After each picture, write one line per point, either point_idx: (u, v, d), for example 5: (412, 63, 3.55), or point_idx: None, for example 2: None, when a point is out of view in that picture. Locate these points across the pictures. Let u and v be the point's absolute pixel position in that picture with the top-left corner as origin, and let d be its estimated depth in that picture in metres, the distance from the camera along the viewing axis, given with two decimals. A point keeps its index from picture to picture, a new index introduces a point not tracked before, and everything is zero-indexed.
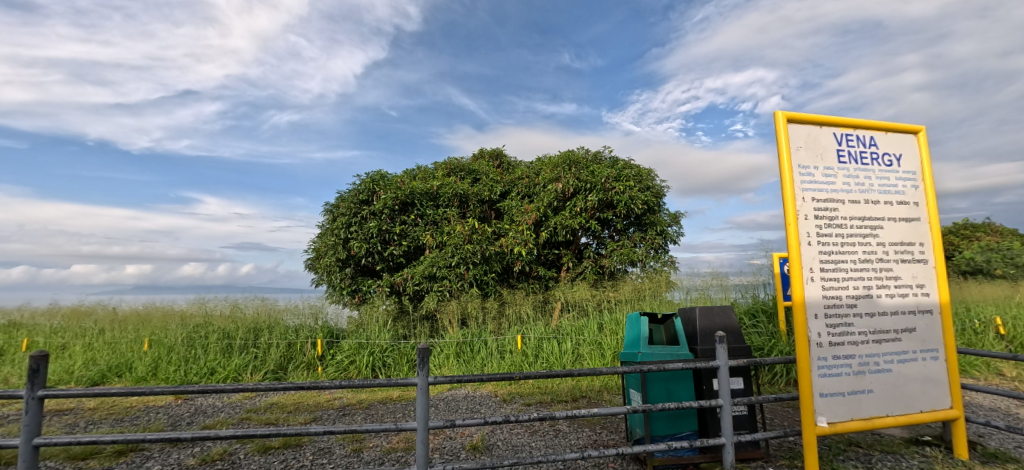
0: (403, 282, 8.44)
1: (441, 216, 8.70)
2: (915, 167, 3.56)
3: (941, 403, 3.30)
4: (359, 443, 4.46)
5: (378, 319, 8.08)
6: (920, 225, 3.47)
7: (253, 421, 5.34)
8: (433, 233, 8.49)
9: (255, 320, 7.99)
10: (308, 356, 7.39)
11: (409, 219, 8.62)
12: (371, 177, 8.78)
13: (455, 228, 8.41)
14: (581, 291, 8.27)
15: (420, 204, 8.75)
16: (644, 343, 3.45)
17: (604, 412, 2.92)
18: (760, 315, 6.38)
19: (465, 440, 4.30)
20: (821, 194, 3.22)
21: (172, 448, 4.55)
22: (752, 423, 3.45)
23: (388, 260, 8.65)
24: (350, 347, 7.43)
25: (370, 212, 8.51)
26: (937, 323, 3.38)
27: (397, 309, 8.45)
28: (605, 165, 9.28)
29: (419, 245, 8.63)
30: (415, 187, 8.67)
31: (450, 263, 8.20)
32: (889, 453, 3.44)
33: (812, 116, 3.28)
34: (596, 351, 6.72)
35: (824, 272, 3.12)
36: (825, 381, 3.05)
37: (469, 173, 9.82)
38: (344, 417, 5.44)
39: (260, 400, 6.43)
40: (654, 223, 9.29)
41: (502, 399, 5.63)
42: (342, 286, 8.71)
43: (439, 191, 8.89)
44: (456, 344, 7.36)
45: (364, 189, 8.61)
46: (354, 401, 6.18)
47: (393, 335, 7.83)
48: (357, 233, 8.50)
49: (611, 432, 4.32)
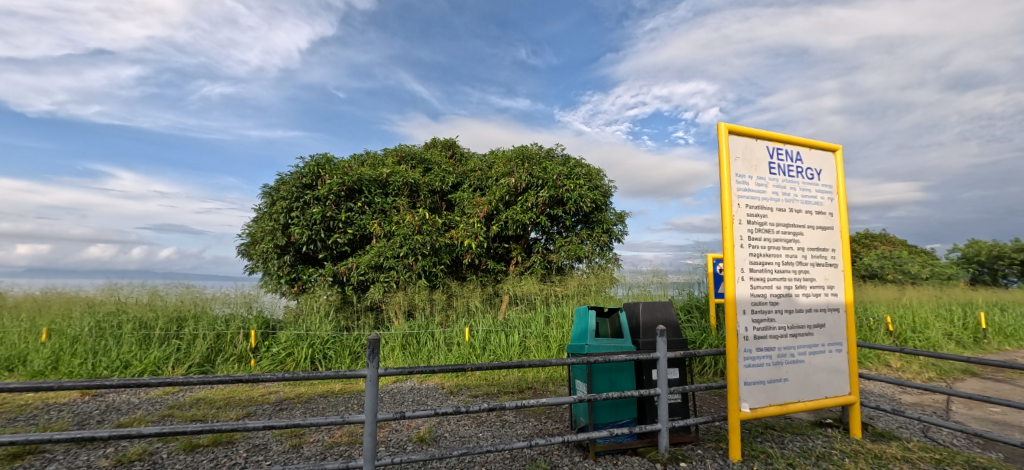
0: (347, 272, 8.23)
1: (390, 205, 8.57)
2: (832, 181, 4.02)
3: (842, 390, 3.78)
4: (299, 439, 4.40)
5: (318, 310, 7.78)
6: (833, 233, 3.93)
7: (176, 418, 5.08)
8: (380, 222, 8.34)
9: (178, 308, 7.53)
10: (240, 348, 7.07)
11: (355, 206, 8.41)
12: (316, 161, 8.47)
13: (405, 218, 8.31)
14: (529, 285, 8.40)
15: (368, 191, 8.56)
16: (592, 336, 3.66)
17: (551, 401, 3.07)
18: (694, 311, 6.90)
19: (412, 432, 4.37)
20: (754, 202, 3.57)
21: (80, 449, 4.25)
22: (684, 410, 3.77)
23: (331, 248, 8.43)
24: (288, 339, 7.17)
25: (313, 198, 8.20)
26: (842, 320, 3.86)
27: (341, 300, 8.19)
28: (557, 163, 9.55)
29: (365, 234, 8.48)
30: (363, 174, 8.44)
31: (398, 253, 8.11)
32: (798, 433, 3.87)
33: (750, 129, 3.63)
34: (542, 343, 6.94)
35: (752, 272, 3.48)
36: (750, 371, 3.41)
37: (420, 162, 9.72)
38: (280, 412, 5.31)
39: (184, 395, 6.13)
40: (601, 221, 9.72)
41: (449, 391, 5.71)
42: (280, 274, 8.36)
43: (389, 179, 8.73)
44: (402, 336, 7.32)
45: (308, 173, 8.32)
46: (292, 395, 6.04)
47: (335, 326, 7.63)
48: (298, 219, 8.18)
49: (556, 421, 4.54)
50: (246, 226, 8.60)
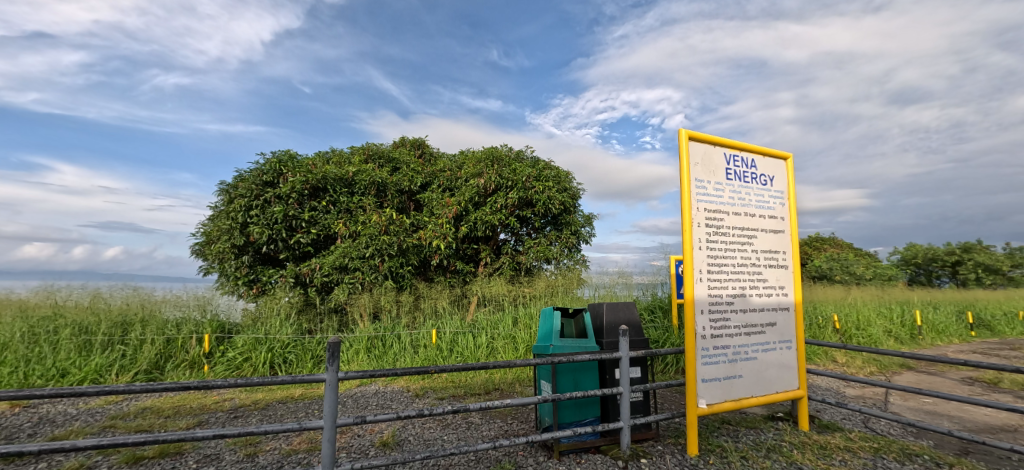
0: (310, 273, 8.04)
1: (356, 204, 8.43)
2: (784, 187, 4.25)
3: (792, 385, 3.99)
4: (255, 447, 4.29)
5: (278, 312, 7.58)
6: (784, 236, 4.15)
7: (119, 429, 4.84)
8: (346, 222, 8.21)
9: (124, 312, 7.18)
10: (192, 354, 6.79)
11: (319, 205, 8.24)
12: (278, 158, 8.20)
13: (371, 218, 8.17)
14: (498, 286, 8.43)
15: (333, 189, 8.41)
16: (556, 336, 3.73)
17: (515, 402, 3.11)
18: (657, 311, 7.10)
19: (375, 436, 4.34)
20: (711, 206, 3.73)
21: (9, 465, 4.00)
22: (646, 408, 3.89)
23: (293, 249, 8.23)
24: (245, 343, 6.93)
25: (274, 196, 7.96)
26: (792, 319, 4.07)
27: (303, 302, 7.99)
28: (526, 164, 9.63)
29: (329, 234, 8.33)
30: (328, 172, 8.27)
31: (363, 254, 7.98)
32: (751, 427, 4.05)
33: (709, 137, 3.79)
34: (510, 344, 6.99)
35: (710, 274, 3.63)
36: (707, 368, 3.56)
37: (389, 161, 9.61)
38: (235, 420, 5.16)
39: (128, 405, 5.84)
40: (569, 223, 9.88)
41: (414, 394, 5.68)
42: (237, 275, 8.09)
43: (355, 178, 8.60)
44: (367, 339, 7.19)
45: (269, 170, 8.04)
46: (248, 402, 5.86)
47: (297, 329, 7.45)
48: (258, 217, 7.91)
49: (522, 421, 4.60)
50: (201, 224, 8.27)
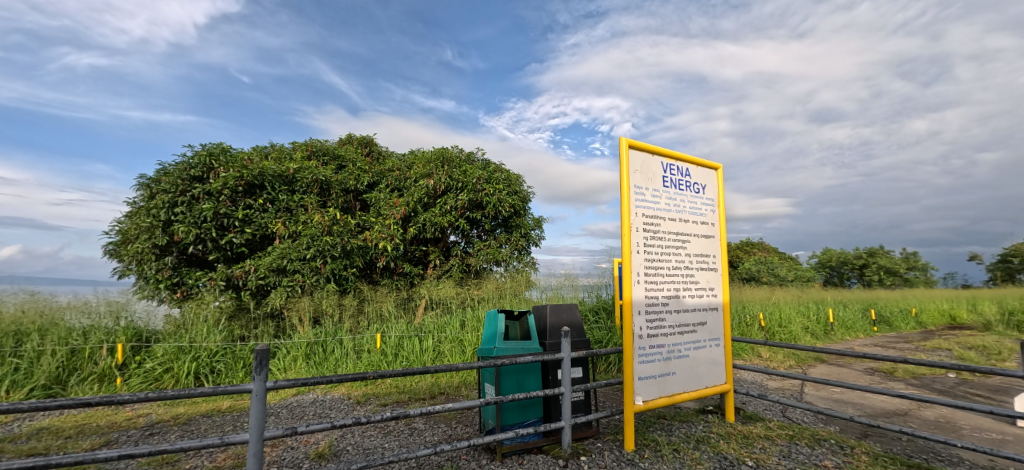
0: (244, 276, 7.63)
1: (296, 204, 8.16)
2: (715, 195, 4.55)
3: (720, 380, 4.27)
4: (173, 466, 4.06)
5: (205, 319, 7.07)
6: (715, 241, 4.44)
7: (9, 453, 4.35)
8: (285, 222, 7.90)
9: (17, 321, 6.36)
10: (101, 366, 6.16)
11: (255, 203, 7.84)
12: (208, 150, 7.65)
13: (312, 218, 7.96)
14: (446, 289, 8.39)
15: (271, 187, 8.04)
16: (500, 339, 3.79)
17: (458, 406, 3.14)
18: (601, 312, 7.35)
19: (310, 448, 4.22)
20: (649, 212, 3.94)
21: None
22: (587, 406, 4.03)
23: (224, 249, 7.74)
24: (165, 352, 6.39)
25: (203, 192, 7.43)
26: (721, 318, 4.36)
27: (235, 306, 7.56)
28: (477, 166, 9.66)
29: (266, 234, 7.94)
30: (266, 168, 7.89)
31: (304, 256, 7.70)
32: (684, 421, 4.30)
33: (647, 146, 3.99)
34: (457, 347, 7.00)
35: (647, 277, 3.83)
36: (643, 366, 3.75)
37: (334, 158, 9.33)
38: (151, 437, 4.82)
39: (23, 425, 5.28)
40: (519, 226, 10.02)
41: (355, 401, 5.54)
42: (157, 279, 7.47)
43: (296, 175, 8.31)
44: (307, 344, 6.91)
45: (198, 164, 7.52)
46: (167, 417, 5.51)
47: (226, 336, 7.00)
48: (184, 215, 7.37)
49: (466, 425, 4.63)
50: (115, 222, 7.48)
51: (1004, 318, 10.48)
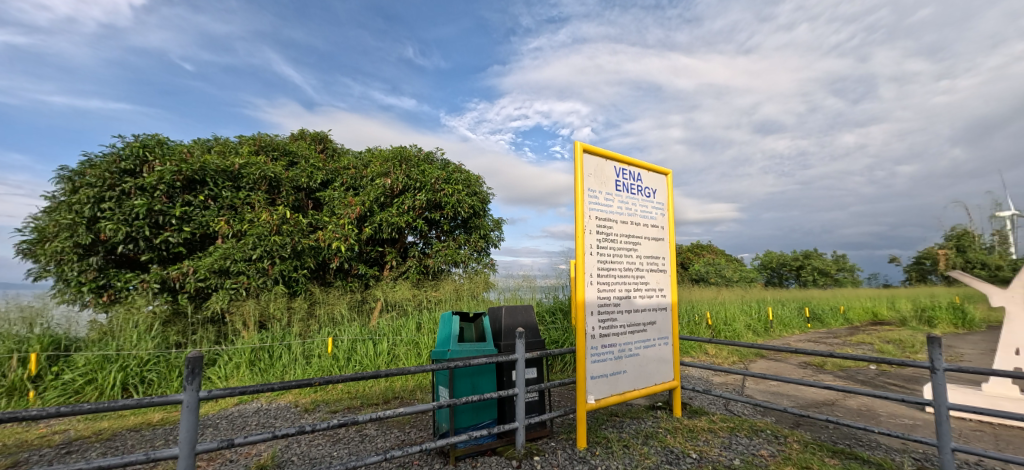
0: (181, 278, 7.06)
1: (241, 201, 7.68)
2: (665, 200, 4.73)
3: (668, 377, 4.45)
4: None
5: (136, 324, 6.45)
6: (664, 244, 4.63)
7: None
8: (229, 221, 7.41)
9: None
10: (11, 378, 5.50)
11: (196, 200, 7.25)
12: (141, 141, 7.05)
13: (259, 216, 7.56)
14: (402, 291, 8.28)
15: (214, 183, 7.49)
16: (455, 341, 3.80)
17: (410, 411, 3.11)
18: (558, 313, 7.47)
19: (251, 461, 4.07)
20: (602, 215, 4.06)
21: None
22: (541, 406, 4.10)
23: (159, 249, 7.11)
24: (88, 361, 5.79)
25: (136, 187, 6.77)
26: (669, 318, 4.54)
27: (171, 311, 6.96)
28: (436, 166, 9.60)
29: (207, 233, 7.40)
30: (208, 162, 7.32)
31: (249, 256, 7.28)
32: (635, 417, 4.45)
33: (601, 151, 4.12)
34: (413, 350, 6.94)
35: (599, 278, 3.94)
36: (595, 366, 3.86)
37: (285, 154, 9.01)
38: (68, 456, 4.47)
39: None
40: (479, 227, 10.04)
41: (303, 409, 5.35)
42: (79, 281, 6.75)
43: (242, 171, 7.80)
44: (251, 350, 6.55)
45: (129, 156, 6.88)
46: (87, 433, 5.11)
47: (160, 343, 6.41)
48: (112, 212, 6.65)
49: (420, 429, 4.60)
50: (31, 217, 6.71)
51: (917, 315, 11.93)
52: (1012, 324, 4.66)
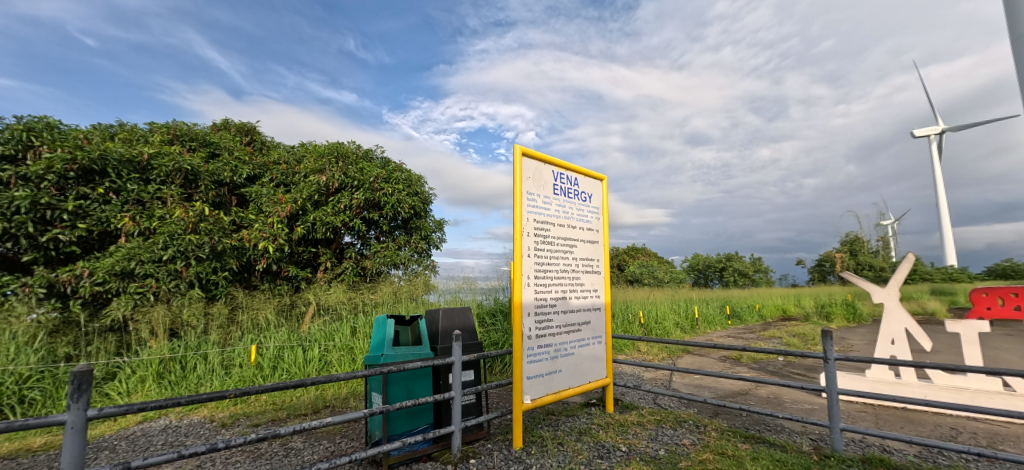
0: (74, 281, 6.09)
1: (151, 195, 6.84)
2: (600, 204, 4.91)
3: (601, 374, 4.61)
4: None
5: (14, 335, 5.57)
6: (599, 246, 4.80)
7: None
8: (136, 217, 6.58)
9: None
10: None
11: (94, 192, 6.33)
12: (27, 124, 6.14)
13: (173, 213, 6.80)
14: (336, 295, 7.98)
15: (117, 174, 6.58)
16: (389, 345, 3.73)
17: (338, 420, 3.02)
18: (498, 315, 7.51)
19: None
20: (540, 218, 4.14)
21: None
22: (478, 408, 4.12)
23: (46, 248, 6.10)
24: None
25: (17, 177, 5.81)
26: (603, 318, 4.72)
27: (60, 320, 6.06)
28: (375, 165, 9.35)
29: (109, 231, 6.48)
30: (110, 150, 6.40)
31: (159, 257, 6.50)
32: (570, 415, 4.57)
33: (540, 155, 4.20)
34: (347, 356, 6.71)
35: (536, 280, 4.02)
36: (531, 366, 3.93)
37: (204, 145, 8.20)
38: None
39: None
40: (419, 228, 9.91)
41: (220, 424, 4.97)
42: None
43: (152, 162, 6.96)
44: (159, 362, 6.01)
45: (10, 140, 5.93)
46: None
47: (44, 357, 5.65)
48: None
49: (351, 439, 4.46)
50: None
51: (818, 311, 13.28)
52: (888, 317, 5.23)
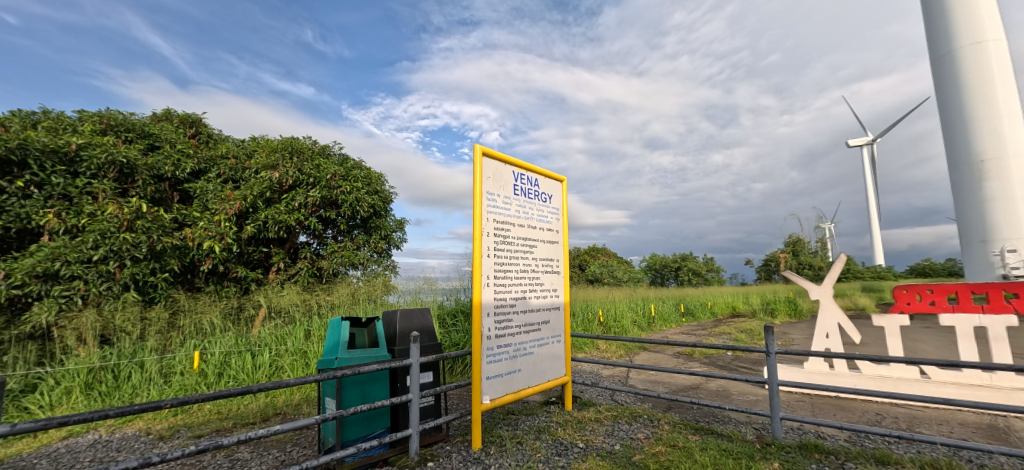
0: None
1: (80, 189, 6.34)
2: (560, 205, 4.96)
3: (560, 373, 4.66)
4: None
5: None
6: (559, 247, 4.85)
7: None
8: (62, 213, 6.10)
9: None
10: None
11: (11, 187, 5.83)
12: None
13: (104, 209, 6.30)
14: (289, 296, 7.68)
15: (40, 166, 6.10)
16: (343, 348, 3.63)
17: (288, 427, 2.91)
18: (459, 315, 7.45)
19: None
20: (499, 218, 4.14)
21: None
22: (436, 410, 4.07)
23: None
24: None
25: None
26: (562, 317, 4.77)
27: None
28: (333, 162, 9.07)
29: (30, 228, 6.02)
30: (30, 138, 5.94)
31: (89, 257, 6.06)
32: (530, 413, 4.60)
33: (500, 155, 4.20)
34: (299, 360, 6.50)
35: (496, 280, 4.02)
36: (491, 366, 3.92)
37: (142, 136, 7.61)
38: None
39: None
40: (379, 227, 9.71)
41: (158, 436, 4.69)
42: None
43: (81, 153, 6.43)
44: (88, 371, 5.63)
45: None
46: None
47: None
48: None
49: (303, 447, 4.31)
50: None
51: (765, 308, 13.95)
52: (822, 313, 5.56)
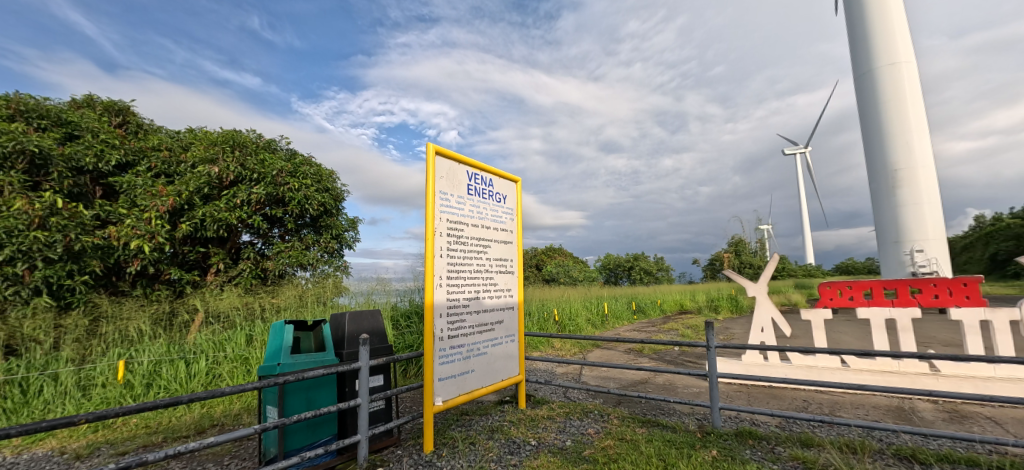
0: None
1: None
2: (514, 205, 4.96)
3: (514, 372, 4.65)
4: None
5: None
6: (513, 247, 4.84)
7: None
8: None
9: None
10: None
11: None
12: None
13: (10, 204, 5.74)
14: (229, 300, 7.27)
15: None
16: (287, 353, 3.47)
17: (224, 438, 2.74)
18: (413, 316, 7.31)
19: None
20: (453, 217, 4.09)
21: None
22: (387, 414, 3.97)
23: None
24: None
25: None
26: (516, 316, 4.77)
27: None
28: (279, 157, 8.68)
29: None
30: None
31: None
32: (483, 413, 4.57)
33: (454, 154, 4.15)
34: (240, 367, 6.17)
35: (449, 280, 3.96)
36: (443, 367, 3.86)
37: (59, 124, 6.98)
38: None
39: None
40: (330, 227, 9.38)
41: (74, 455, 4.31)
42: None
43: None
44: None
45: None
46: None
47: None
48: None
49: (244, 459, 4.09)
50: None
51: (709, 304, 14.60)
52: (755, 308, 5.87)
